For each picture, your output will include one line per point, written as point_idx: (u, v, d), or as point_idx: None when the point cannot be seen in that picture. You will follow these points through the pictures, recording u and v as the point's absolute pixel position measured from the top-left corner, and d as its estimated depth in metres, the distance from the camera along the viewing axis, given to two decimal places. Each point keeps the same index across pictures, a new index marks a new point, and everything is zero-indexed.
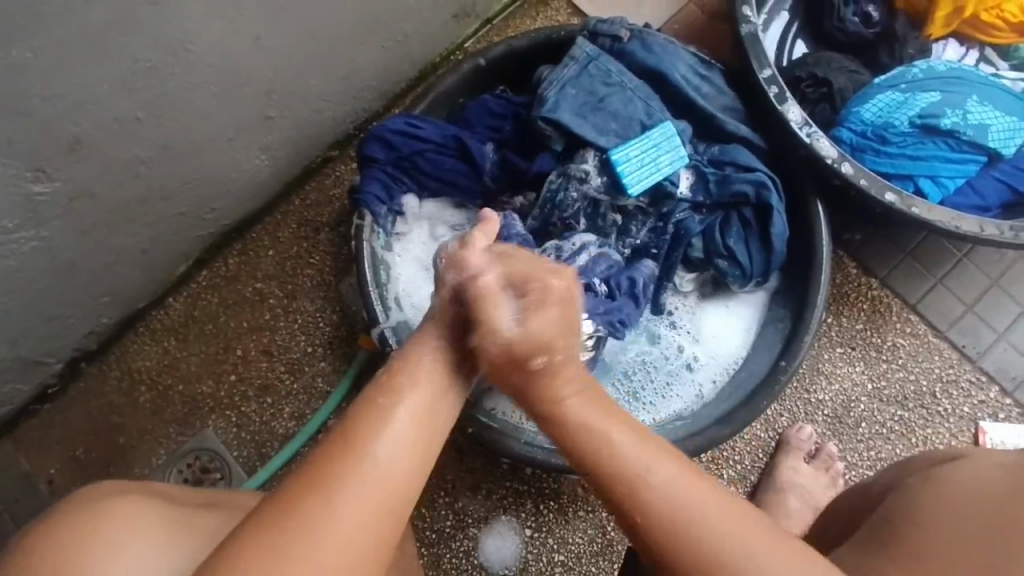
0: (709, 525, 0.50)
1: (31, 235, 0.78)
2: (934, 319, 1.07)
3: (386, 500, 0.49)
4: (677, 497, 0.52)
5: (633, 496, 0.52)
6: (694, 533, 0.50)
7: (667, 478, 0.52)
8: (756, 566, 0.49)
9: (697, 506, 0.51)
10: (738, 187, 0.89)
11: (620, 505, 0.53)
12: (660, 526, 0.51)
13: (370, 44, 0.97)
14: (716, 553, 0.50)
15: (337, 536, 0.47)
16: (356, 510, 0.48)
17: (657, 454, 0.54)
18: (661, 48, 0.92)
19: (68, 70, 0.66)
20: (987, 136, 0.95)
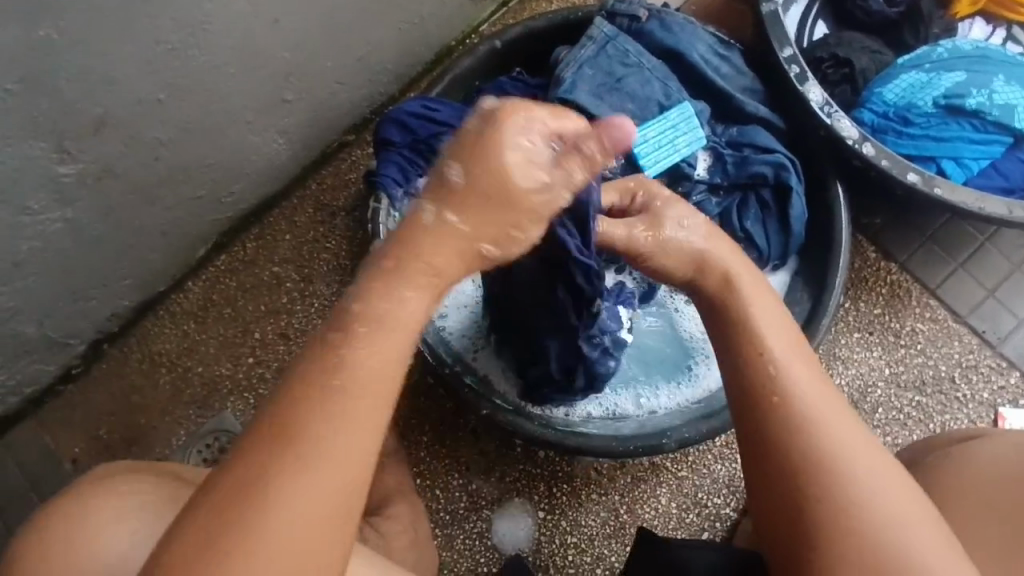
0: (838, 437, 0.54)
1: (55, 216, 0.79)
2: (954, 304, 1.06)
3: (329, 494, 0.42)
4: (810, 398, 0.56)
5: (774, 385, 0.57)
6: (825, 438, 0.54)
7: (809, 380, 0.57)
8: (873, 481, 0.53)
9: (837, 415, 0.56)
10: (757, 169, 0.88)
11: (761, 389, 0.57)
12: (793, 422, 0.55)
13: (386, 26, 0.97)
14: (831, 461, 0.53)
15: (320, 477, 0.42)
16: (300, 516, 0.41)
17: (803, 361, 0.59)
18: (680, 28, 0.91)
19: (92, 49, 0.67)
20: (1014, 116, 0.93)
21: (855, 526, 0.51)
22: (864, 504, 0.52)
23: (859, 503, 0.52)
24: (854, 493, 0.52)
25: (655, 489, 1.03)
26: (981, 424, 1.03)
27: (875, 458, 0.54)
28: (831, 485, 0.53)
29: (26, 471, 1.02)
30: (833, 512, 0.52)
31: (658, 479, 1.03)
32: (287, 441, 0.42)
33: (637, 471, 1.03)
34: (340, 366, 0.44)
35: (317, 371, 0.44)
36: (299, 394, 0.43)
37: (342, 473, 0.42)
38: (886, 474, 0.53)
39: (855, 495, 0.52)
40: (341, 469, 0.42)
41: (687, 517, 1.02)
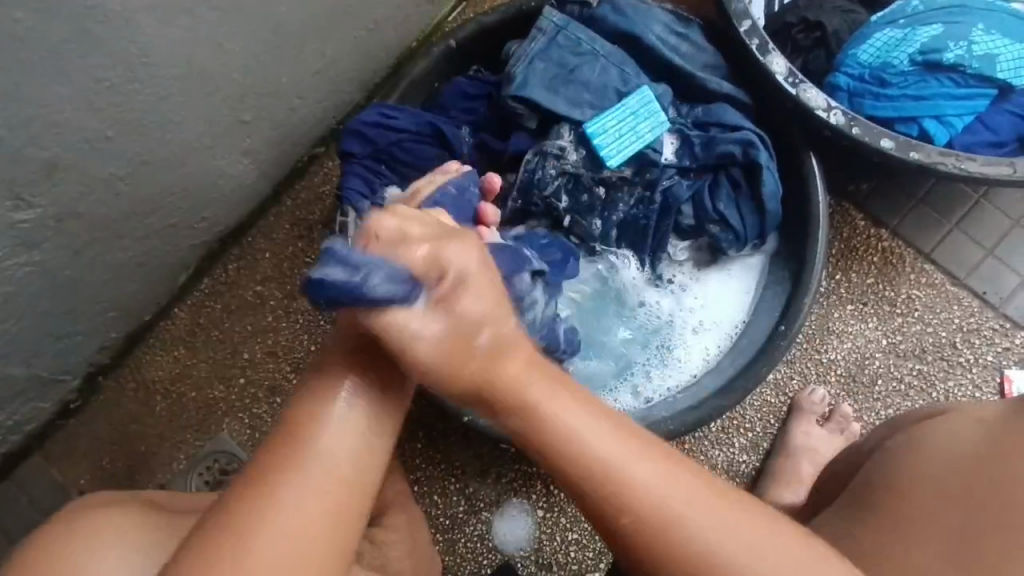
0: (653, 480, 0.51)
1: (22, 260, 0.80)
2: (952, 267, 1.02)
3: (329, 518, 0.50)
4: (614, 451, 0.52)
5: (542, 435, 0.53)
6: (645, 490, 0.51)
7: (595, 430, 0.52)
8: (700, 523, 0.50)
9: (640, 462, 0.52)
10: (725, 148, 0.85)
11: (546, 446, 0.53)
12: (598, 473, 0.51)
13: (340, 37, 0.96)
14: (675, 522, 0.51)
15: (296, 525, 0.49)
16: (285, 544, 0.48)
17: (614, 421, 0.54)
18: (633, 9, 0.88)
19: (28, 96, 0.67)
20: (996, 67, 0.88)
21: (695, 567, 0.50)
22: (698, 557, 0.50)
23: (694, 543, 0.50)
24: (676, 530, 0.50)
25: None
26: (987, 389, 1.00)
27: (722, 509, 0.51)
28: (661, 528, 0.51)
29: (36, 505, 1.05)
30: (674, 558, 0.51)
31: None
32: (272, 486, 0.50)
33: None
34: (321, 430, 0.53)
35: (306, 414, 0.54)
36: (290, 441, 0.52)
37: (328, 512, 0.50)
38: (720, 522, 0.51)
39: (681, 531, 0.50)
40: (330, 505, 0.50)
41: None
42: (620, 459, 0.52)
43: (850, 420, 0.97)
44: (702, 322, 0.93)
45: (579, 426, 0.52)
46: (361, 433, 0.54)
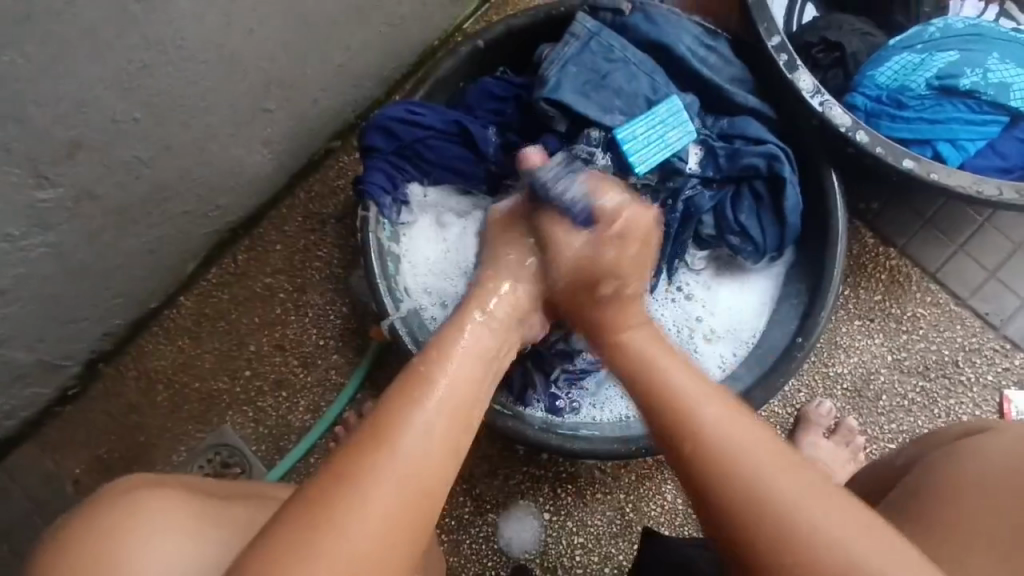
0: (779, 480, 0.48)
1: (37, 241, 0.78)
2: (955, 287, 1.04)
3: (410, 493, 0.47)
4: (728, 438, 0.51)
5: (676, 429, 0.54)
6: (761, 491, 0.48)
7: (720, 420, 0.53)
8: (830, 529, 0.46)
9: (767, 457, 0.50)
10: (749, 161, 0.87)
11: (674, 441, 0.54)
12: (687, 437, 0.53)
13: (366, 31, 0.95)
14: (790, 514, 0.47)
15: (385, 500, 0.46)
16: (395, 497, 0.47)
17: (739, 423, 0.53)
18: (664, 19, 0.89)
19: (59, 72, 0.65)
20: (1009, 95, 0.91)
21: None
22: (803, 544, 0.46)
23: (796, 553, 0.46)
24: (793, 521, 0.46)
25: (660, 485, 1.02)
26: (986, 408, 1.02)
27: (849, 515, 0.47)
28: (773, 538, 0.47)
29: (29, 493, 1.02)
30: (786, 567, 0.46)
31: (663, 476, 1.02)
32: (389, 433, 0.49)
33: (641, 469, 1.02)
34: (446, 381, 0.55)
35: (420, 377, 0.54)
36: (421, 380, 0.54)
37: (432, 468, 0.49)
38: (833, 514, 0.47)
39: (799, 538, 0.46)
40: (434, 459, 0.50)
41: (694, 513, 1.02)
42: (745, 453, 0.50)
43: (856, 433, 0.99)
44: (719, 330, 0.94)
45: (712, 418, 0.53)
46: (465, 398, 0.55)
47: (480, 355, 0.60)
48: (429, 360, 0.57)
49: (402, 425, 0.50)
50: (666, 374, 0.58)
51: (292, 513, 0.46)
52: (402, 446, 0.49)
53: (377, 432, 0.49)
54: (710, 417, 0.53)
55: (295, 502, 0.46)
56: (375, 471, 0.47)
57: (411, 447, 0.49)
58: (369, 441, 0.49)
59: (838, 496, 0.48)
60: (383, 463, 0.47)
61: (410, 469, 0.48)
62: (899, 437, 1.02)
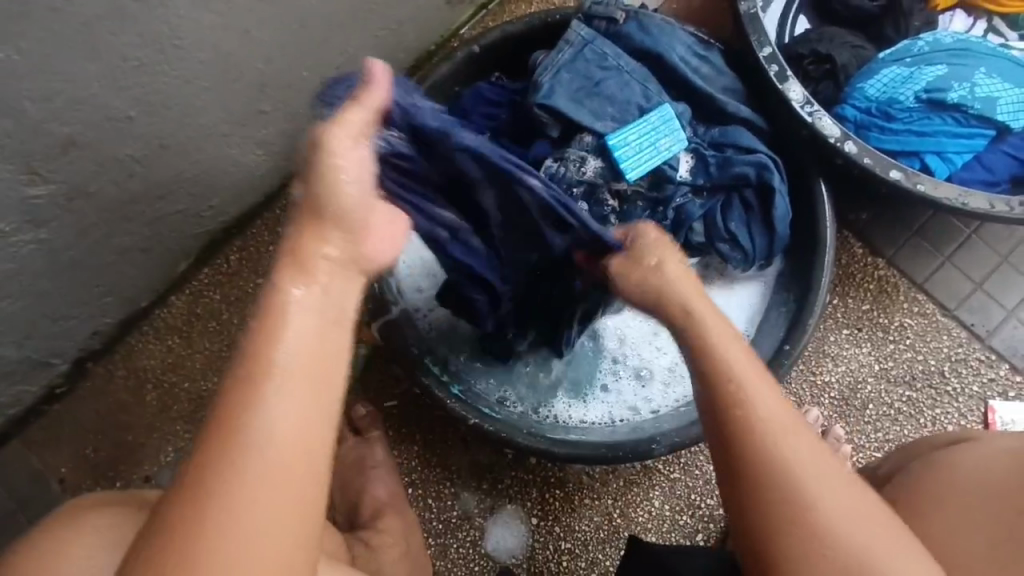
0: (836, 497, 0.53)
1: (28, 237, 0.78)
2: (942, 298, 1.06)
3: (285, 484, 0.45)
4: (783, 428, 0.56)
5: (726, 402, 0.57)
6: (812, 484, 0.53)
7: (774, 411, 0.57)
8: (839, 506, 0.53)
9: (812, 457, 0.55)
10: (740, 169, 0.88)
11: (726, 415, 0.57)
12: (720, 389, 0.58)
13: (362, 34, 0.96)
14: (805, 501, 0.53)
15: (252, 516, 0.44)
16: (268, 500, 0.44)
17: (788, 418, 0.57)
18: (658, 29, 0.91)
19: (54, 69, 0.66)
20: (997, 109, 0.93)
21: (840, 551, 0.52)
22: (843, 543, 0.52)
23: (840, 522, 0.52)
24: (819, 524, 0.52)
25: (648, 491, 1.02)
26: (972, 418, 1.03)
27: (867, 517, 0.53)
28: (800, 514, 0.53)
29: (14, 491, 1.01)
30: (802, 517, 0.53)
31: (651, 482, 1.02)
32: (242, 428, 0.45)
33: (629, 475, 1.03)
34: (286, 353, 0.48)
35: (252, 361, 0.47)
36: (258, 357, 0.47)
37: (298, 453, 0.46)
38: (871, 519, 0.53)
39: (818, 504, 0.53)
40: (300, 441, 0.46)
41: (681, 520, 1.02)
42: (792, 436, 0.55)
43: (842, 442, 0.99)
44: None
45: (771, 412, 0.56)
46: (313, 369, 0.48)
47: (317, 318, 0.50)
48: (257, 333, 0.49)
49: (248, 418, 0.45)
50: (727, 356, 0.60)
51: (154, 547, 0.43)
52: (251, 440, 0.45)
53: (232, 422, 0.45)
54: (773, 412, 0.57)
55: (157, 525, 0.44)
56: (224, 482, 0.44)
57: (260, 441, 0.45)
58: (210, 460, 0.44)
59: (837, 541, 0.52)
60: (246, 455, 0.45)
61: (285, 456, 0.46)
62: (886, 446, 1.02)
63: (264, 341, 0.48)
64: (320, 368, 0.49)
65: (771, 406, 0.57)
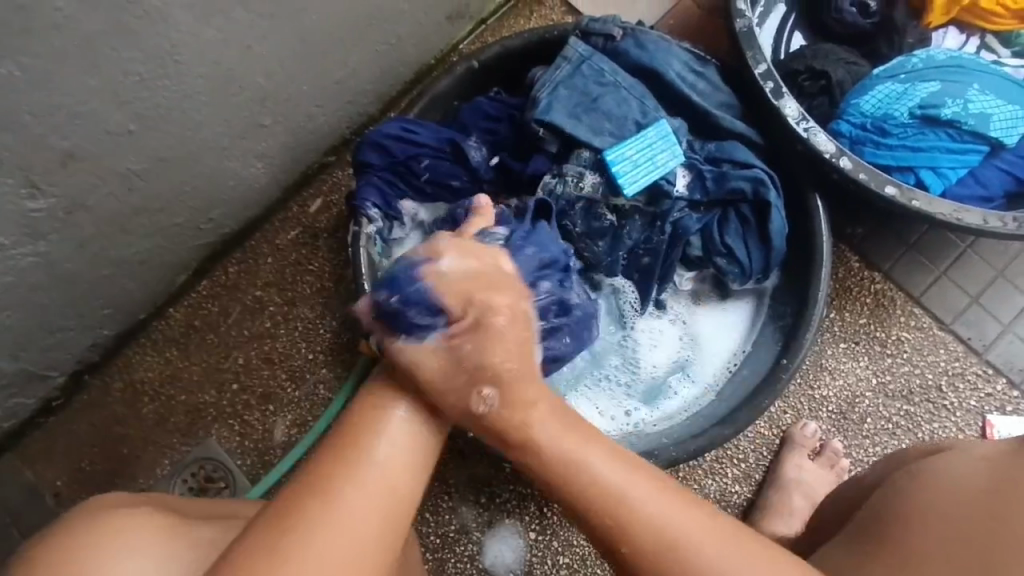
0: (696, 532, 0.54)
1: (27, 250, 0.79)
2: (939, 313, 1.06)
3: (382, 507, 0.53)
4: (634, 494, 0.55)
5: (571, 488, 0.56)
6: (633, 511, 0.55)
7: (625, 482, 0.56)
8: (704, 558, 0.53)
9: (640, 498, 0.55)
10: (736, 184, 0.89)
11: (585, 492, 0.56)
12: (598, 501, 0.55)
13: (362, 50, 0.97)
14: (685, 550, 0.53)
15: (346, 524, 0.51)
16: (359, 517, 0.52)
17: (626, 467, 0.57)
18: (654, 45, 0.92)
19: (56, 85, 0.66)
20: (990, 125, 0.93)
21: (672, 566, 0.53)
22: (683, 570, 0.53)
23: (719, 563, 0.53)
24: (681, 555, 0.53)
25: None
26: (969, 432, 1.03)
27: (724, 539, 0.54)
28: (688, 569, 0.53)
29: (7, 504, 1.01)
30: (640, 542, 0.54)
31: None
32: (362, 448, 0.55)
33: None
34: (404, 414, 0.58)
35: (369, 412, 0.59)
36: (370, 422, 0.57)
37: (388, 500, 0.54)
38: (738, 544, 0.54)
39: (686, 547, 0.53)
40: (396, 482, 0.54)
41: None
42: (622, 491, 0.55)
43: (840, 456, 1.00)
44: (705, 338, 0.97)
45: (624, 485, 0.56)
46: (406, 464, 0.56)
47: (422, 432, 0.58)
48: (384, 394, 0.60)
49: (367, 446, 0.55)
50: (558, 448, 0.58)
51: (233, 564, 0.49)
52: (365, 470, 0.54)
53: (349, 456, 0.54)
54: (623, 485, 0.56)
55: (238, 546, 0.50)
56: (314, 504, 0.51)
57: (364, 484, 0.53)
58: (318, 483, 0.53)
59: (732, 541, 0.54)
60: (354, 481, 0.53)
61: (374, 496, 0.53)
62: None
63: (387, 394, 0.60)
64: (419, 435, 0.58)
65: (619, 479, 0.56)
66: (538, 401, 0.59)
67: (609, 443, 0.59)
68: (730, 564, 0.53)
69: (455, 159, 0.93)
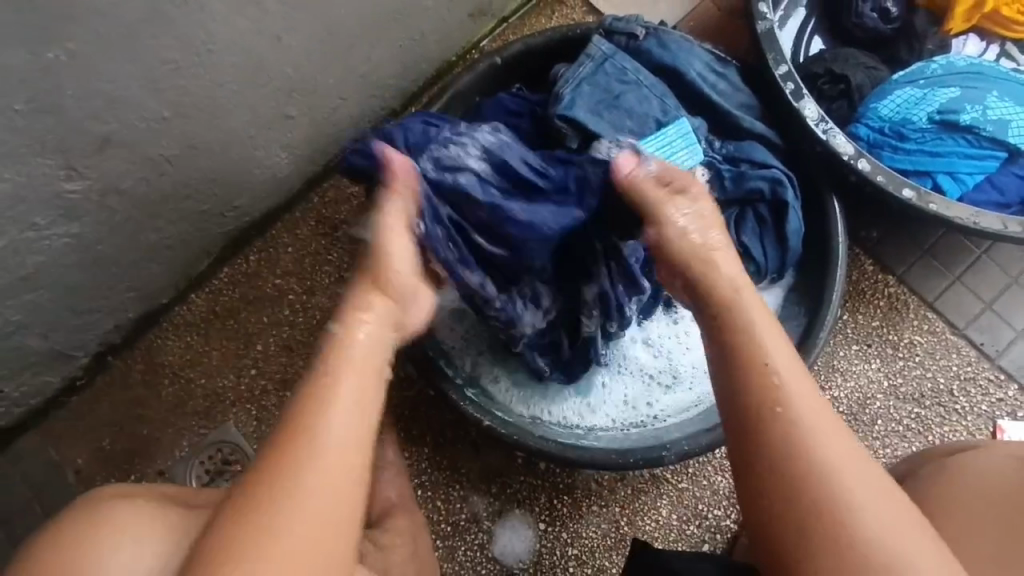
0: (848, 476, 0.54)
1: (61, 230, 0.81)
2: (952, 317, 1.06)
3: (338, 489, 0.53)
4: (809, 423, 0.57)
5: (779, 405, 0.58)
6: (826, 454, 0.55)
7: (802, 396, 0.58)
8: (859, 499, 0.54)
9: (837, 446, 0.56)
10: (754, 184, 0.90)
11: (762, 402, 0.58)
12: (765, 394, 0.59)
13: (387, 44, 0.99)
14: (816, 475, 0.55)
15: (303, 508, 0.51)
16: (311, 502, 0.51)
17: (806, 382, 0.60)
18: (677, 45, 0.93)
19: (97, 70, 0.68)
20: (1008, 131, 0.94)
21: (829, 505, 0.53)
22: (838, 514, 0.53)
23: (855, 498, 0.53)
24: (823, 484, 0.54)
25: (656, 500, 1.03)
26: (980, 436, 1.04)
27: (872, 486, 0.55)
28: (818, 491, 0.54)
29: (31, 480, 1.03)
30: (800, 471, 0.55)
31: (659, 491, 1.03)
32: (306, 436, 0.54)
33: (637, 483, 1.03)
34: (347, 385, 0.58)
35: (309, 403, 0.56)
36: (310, 411, 0.55)
37: (340, 474, 0.53)
38: (894, 508, 0.54)
39: (840, 492, 0.54)
40: (350, 454, 0.54)
41: (688, 529, 1.02)
42: (812, 428, 0.57)
43: None
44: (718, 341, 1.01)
45: (800, 394, 0.58)
46: (354, 443, 0.55)
47: (364, 383, 0.59)
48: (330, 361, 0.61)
49: (314, 433, 0.54)
50: (781, 369, 0.60)
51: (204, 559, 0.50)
52: (312, 444, 0.54)
53: (300, 427, 0.54)
54: (797, 393, 0.58)
55: (209, 536, 0.50)
56: (279, 479, 0.52)
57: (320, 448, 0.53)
58: (266, 476, 0.52)
59: (902, 507, 0.54)
60: (302, 463, 0.53)
61: (326, 476, 0.53)
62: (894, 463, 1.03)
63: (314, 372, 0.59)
64: (361, 406, 0.57)
65: (806, 397, 0.58)
66: (766, 332, 0.63)
67: (797, 362, 0.61)
68: (875, 509, 0.53)
69: None
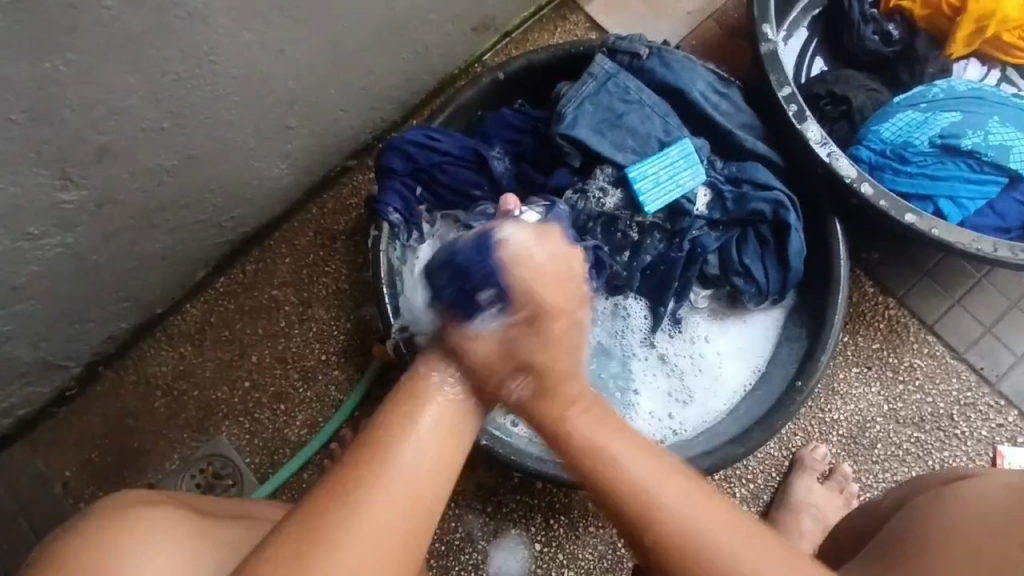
0: (753, 565, 0.48)
1: (57, 240, 0.80)
2: (952, 340, 1.06)
3: (399, 533, 0.47)
4: (703, 525, 0.49)
5: (629, 486, 0.50)
6: (724, 554, 0.48)
7: (659, 482, 0.50)
8: None
9: (740, 546, 0.48)
10: (756, 206, 0.90)
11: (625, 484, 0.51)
12: (635, 479, 0.51)
13: (390, 57, 0.98)
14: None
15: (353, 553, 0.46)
16: (373, 548, 0.46)
17: (642, 450, 0.52)
18: (680, 65, 0.94)
19: (96, 80, 0.68)
20: (1010, 157, 0.94)
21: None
22: None
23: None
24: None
25: None
26: (979, 462, 1.03)
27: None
28: None
29: (18, 492, 1.01)
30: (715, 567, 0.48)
31: None
32: (379, 466, 0.48)
33: None
34: (431, 416, 0.51)
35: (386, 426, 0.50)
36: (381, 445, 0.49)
37: (411, 518, 0.48)
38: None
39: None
40: (420, 501, 0.48)
41: None
42: (694, 520, 0.49)
43: (849, 480, 0.99)
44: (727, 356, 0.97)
45: (668, 486, 0.50)
46: (429, 487, 0.49)
47: (453, 421, 0.52)
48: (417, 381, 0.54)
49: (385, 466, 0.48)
50: (622, 457, 0.51)
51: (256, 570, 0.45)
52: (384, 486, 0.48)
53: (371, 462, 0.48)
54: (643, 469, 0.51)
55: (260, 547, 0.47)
56: (355, 509, 0.47)
57: (390, 488, 0.48)
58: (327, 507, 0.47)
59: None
60: (369, 500, 0.47)
61: (390, 519, 0.47)
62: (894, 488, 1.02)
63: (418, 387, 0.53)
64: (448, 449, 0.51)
65: (650, 474, 0.50)
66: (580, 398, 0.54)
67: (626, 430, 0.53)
68: None
69: (478, 169, 0.94)
